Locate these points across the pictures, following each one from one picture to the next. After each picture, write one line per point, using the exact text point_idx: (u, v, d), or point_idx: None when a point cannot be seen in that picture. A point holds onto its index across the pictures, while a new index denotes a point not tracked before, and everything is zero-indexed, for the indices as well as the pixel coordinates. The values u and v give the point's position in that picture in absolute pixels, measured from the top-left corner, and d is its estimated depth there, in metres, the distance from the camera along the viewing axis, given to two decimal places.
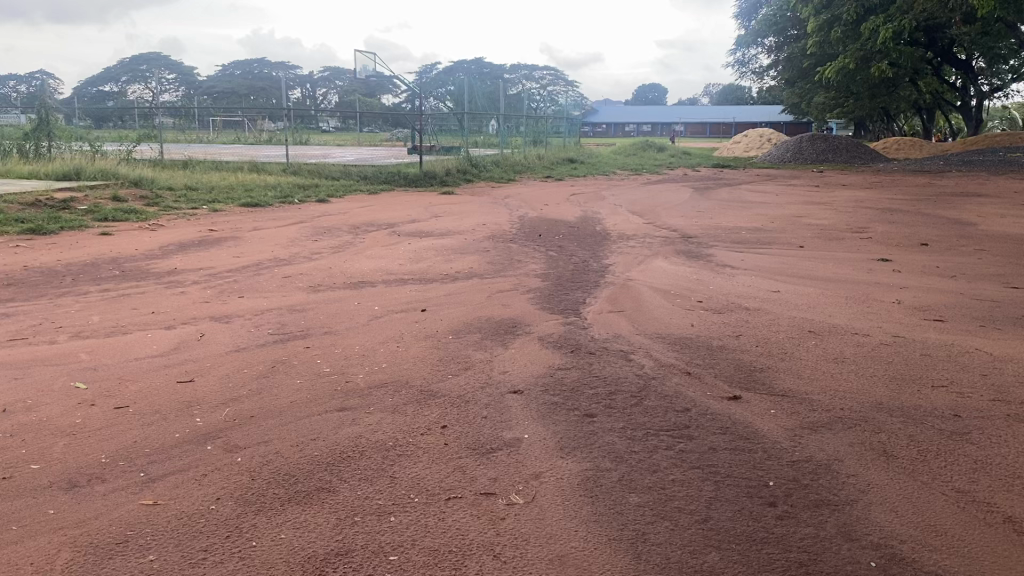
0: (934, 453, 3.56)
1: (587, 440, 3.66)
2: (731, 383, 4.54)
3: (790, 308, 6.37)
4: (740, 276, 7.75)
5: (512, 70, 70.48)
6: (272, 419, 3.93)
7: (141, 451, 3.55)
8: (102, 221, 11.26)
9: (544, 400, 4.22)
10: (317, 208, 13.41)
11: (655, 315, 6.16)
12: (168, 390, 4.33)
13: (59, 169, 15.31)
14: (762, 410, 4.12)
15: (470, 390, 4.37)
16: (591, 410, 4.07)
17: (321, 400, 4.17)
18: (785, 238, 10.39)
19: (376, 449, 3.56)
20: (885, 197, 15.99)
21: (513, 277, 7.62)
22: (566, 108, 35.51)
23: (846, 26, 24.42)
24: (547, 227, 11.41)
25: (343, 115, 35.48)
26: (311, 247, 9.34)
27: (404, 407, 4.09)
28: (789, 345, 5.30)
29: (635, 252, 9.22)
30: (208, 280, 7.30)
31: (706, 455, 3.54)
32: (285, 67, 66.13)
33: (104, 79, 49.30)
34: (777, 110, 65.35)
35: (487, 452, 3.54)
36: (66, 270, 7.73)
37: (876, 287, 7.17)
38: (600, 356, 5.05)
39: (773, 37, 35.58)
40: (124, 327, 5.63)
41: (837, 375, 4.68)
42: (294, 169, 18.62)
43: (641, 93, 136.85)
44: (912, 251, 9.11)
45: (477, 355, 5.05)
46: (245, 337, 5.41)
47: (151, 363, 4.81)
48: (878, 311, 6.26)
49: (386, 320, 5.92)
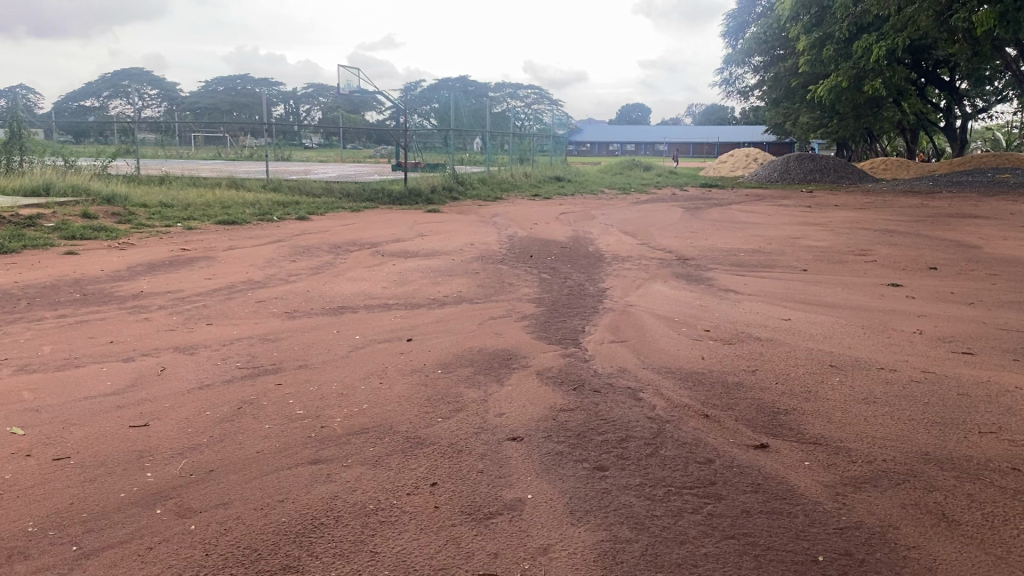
0: (1002, 518, 3.09)
1: (600, 502, 3.16)
2: (755, 428, 4.05)
3: (807, 339, 5.90)
4: (745, 302, 7.27)
5: (497, 88, 70.31)
6: (234, 474, 3.39)
7: (78, 516, 3.01)
8: (69, 239, 10.69)
9: (546, 449, 3.72)
10: (295, 227, 12.88)
11: (661, 346, 5.67)
12: (120, 435, 3.80)
13: (28, 184, 14.71)
14: (793, 462, 3.64)
15: (463, 437, 3.85)
16: (601, 461, 3.57)
17: (293, 451, 3.65)
18: (787, 261, 9.93)
19: (356, 514, 3.05)
20: (881, 219, 15.65)
21: (505, 302, 7.15)
22: (552, 127, 35.18)
23: (839, 44, 24.20)
24: (538, 248, 10.92)
25: (326, 131, 34.92)
26: (289, 268, 8.82)
27: (388, 459, 3.57)
28: (812, 383, 4.81)
29: (631, 274, 8.76)
30: (175, 305, 6.76)
31: (739, 519, 3.06)
32: (269, 83, 65.65)
33: (85, 93, 48.49)
34: (760, 131, 65.41)
35: (484, 517, 3.03)
36: (22, 292, 7.17)
37: (893, 315, 6.73)
38: (605, 394, 4.55)
39: (760, 56, 35.47)
40: (78, 359, 5.08)
41: (870, 418, 4.21)
42: (274, 186, 18.11)
43: (625, 111, 137.50)
44: (921, 276, 8.70)
45: (470, 393, 4.53)
46: (210, 372, 4.86)
47: (102, 403, 4.26)
48: (899, 343, 5.82)
49: (368, 351, 5.39)
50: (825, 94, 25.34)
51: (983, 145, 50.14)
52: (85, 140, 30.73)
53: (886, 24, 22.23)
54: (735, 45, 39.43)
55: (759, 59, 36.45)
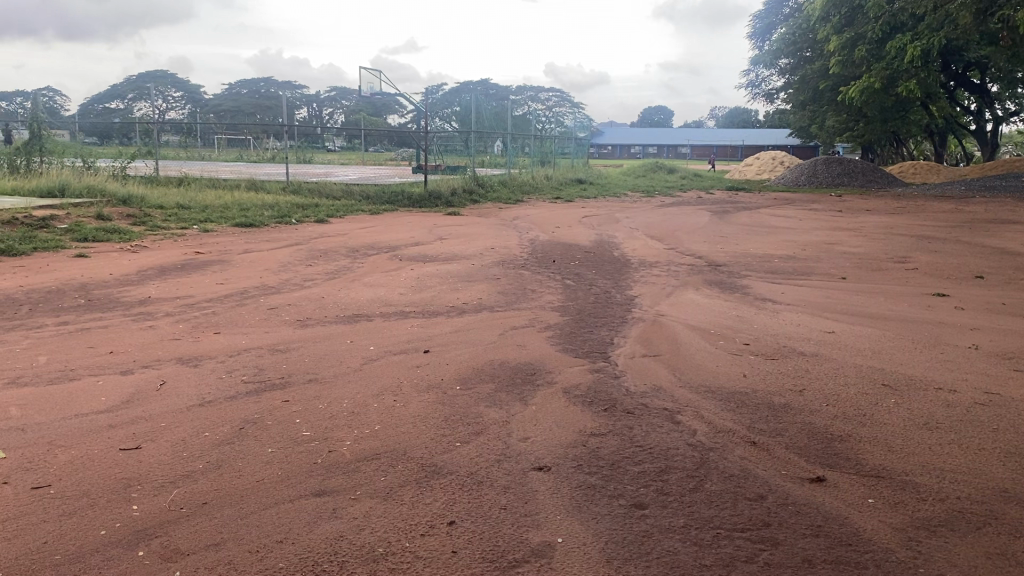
0: None
1: (641, 549, 2.79)
2: (809, 458, 3.65)
3: (854, 355, 5.47)
4: (784, 313, 6.85)
5: (519, 91, 69.73)
6: (229, 508, 3.04)
7: (49, 558, 2.67)
8: (81, 242, 10.46)
9: (576, 481, 3.34)
10: (315, 230, 12.61)
11: (698, 361, 5.27)
12: (108, 460, 3.46)
13: (44, 186, 14.49)
14: (853, 499, 3.24)
15: (483, 467, 3.47)
16: (640, 498, 3.20)
17: (296, 480, 3.29)
18: (823, 268, 9.48)
19: (362, 560, 2.68)
20: (916, 224, 15.11)
21: (528, 310, 6.77)
22: (574, 130, 34.77)
23: (871, 45, 23.57)
24: (562, 252, 10.53)
25: (346, 133, 34.74)
26: (303, 273, 8.50)
27: (400, 490, 3.21)
28: (865, 405, 4.40)
29: (660, 281, 8.35)
30: (182, 311, 6.43)
31: (800, 571, 2.67)
32: (292, 85, 65.66)
33: (110, 95, 48.71)
34: (785, 135, 64.64)
35: (509, 566, 2.65)
36: (26, 297, 6.90)
37: (944, 328, 6.29)
38: (640, 416, 4.18)
39: (787, 58, 34.87)
40: (73, 372, 4.75)
41: (936, 447, 3.78)
42: (294, 188, 17.86)
43: (646, 113, 136.57)
44: (967, 286, 8.23)
45: (491, 414, 4.16)
46: (213, 387, 4.52)
47: (92, 422, 3.93)
48: (954, 359, 5.38)
49: (382, 363, 5.04)
50: (856, 96, 24.73)
51: (1014, 149, 49.12)
52: (107, 141, 30.66)
53: (921, 24, 21.69)
54: (762, 47, 38.83)
55: (785, 62, 35.73)
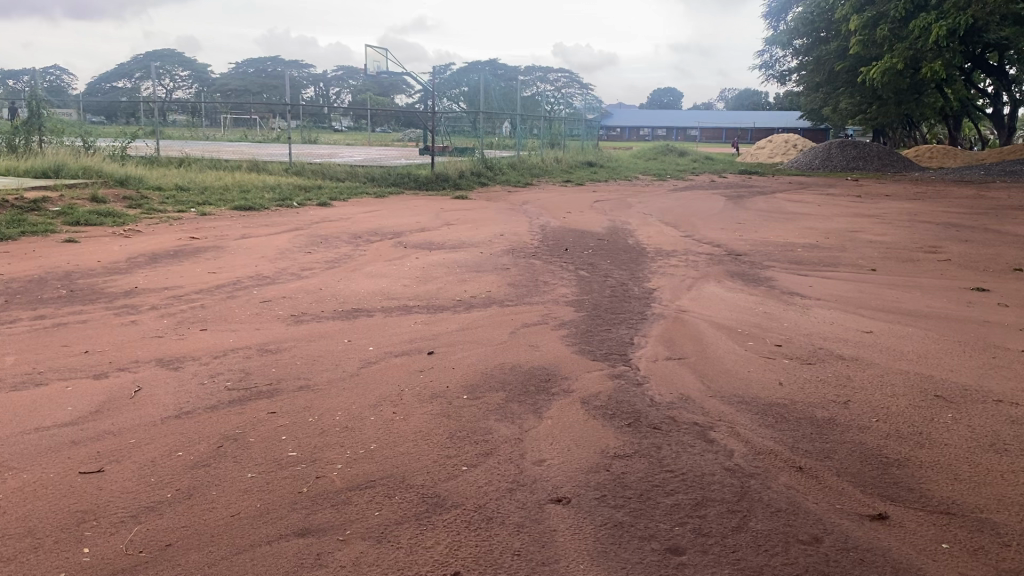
0: None
1: None
2: (865, 488, 3.19)
3: (899, 359, 4.98)
4: (816, 309, 6.38)
5: (528, 72, 69.06)
6: (196, 552, 2.60)
7: None
8: (73, 225, 10.02)
9: (600, 518, 2.89)
10: (318, 213, 12.18)
11: (726, 366, 4.79)
12: (65, 488, 3.02)
13: (39, 166, 14.05)
14: (924, 543, 2.77)
15: (493, 498, 3.02)
16: (676, 541, 2.74)
17: (275, 515, 2.84)
18: (851, 257, 8.99)
19: None
20: (938, 210, 14.53)
21: (540, 304, 6.30)
22: (585, 110, 34.17)
23: (892, 24, 22.96)
24: (574, 240, 10.05)
25: (352, 112, 34.20)
26: (302, 261, 8.04)
27: (396, 530, 2.76)
28: (920, 422, 3.92)
29: (679, 273, 7.85)
30: (168, 305, 5.99)
31: None
32: (299, 65, 65.14)
33: (117, 73, 48.30)
34: (796, 117, 63.96)
35: None
36: (5, 287, 6.46)
37: (991, 328, 5.79)
38: (668, 433, 3.71)
39: (803, 39, 34.15)
40: (40, 376, 4.30)
41: (1007, 476, 3.31)
42: (297, 169, 17.39)
43: (655, 96, 135.69)
44: (1006, 279, 7.73)
45: (501, 430, 3.69)
46: (193, 394, 4.07)
47: (52, 438, 3.49)
48: (1009, 365, 4.88)
49: (382, 367, 4.59)
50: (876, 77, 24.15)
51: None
52: (110, 120, 30.19)
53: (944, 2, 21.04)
54: (776, 27, 38.11)
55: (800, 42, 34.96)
